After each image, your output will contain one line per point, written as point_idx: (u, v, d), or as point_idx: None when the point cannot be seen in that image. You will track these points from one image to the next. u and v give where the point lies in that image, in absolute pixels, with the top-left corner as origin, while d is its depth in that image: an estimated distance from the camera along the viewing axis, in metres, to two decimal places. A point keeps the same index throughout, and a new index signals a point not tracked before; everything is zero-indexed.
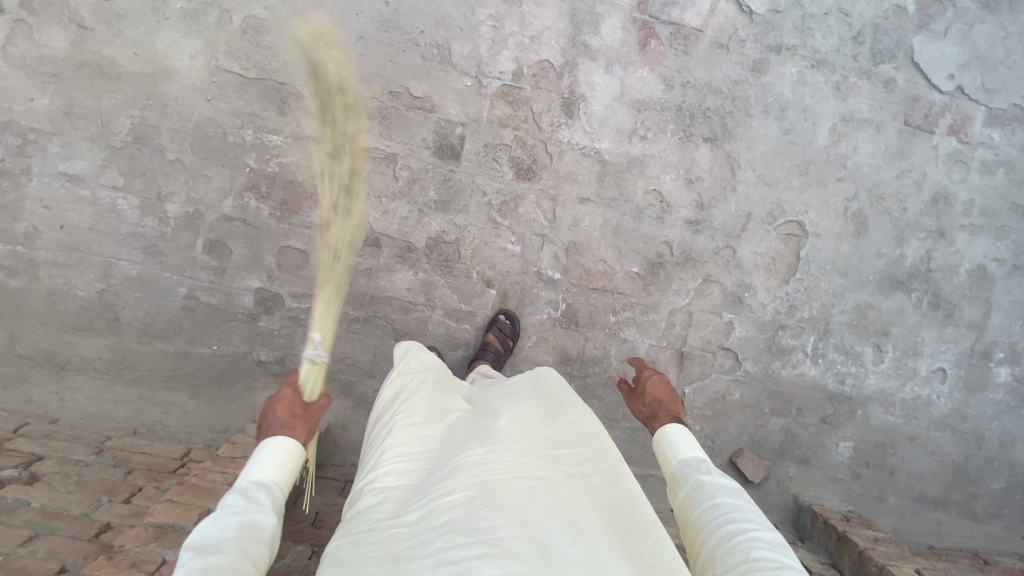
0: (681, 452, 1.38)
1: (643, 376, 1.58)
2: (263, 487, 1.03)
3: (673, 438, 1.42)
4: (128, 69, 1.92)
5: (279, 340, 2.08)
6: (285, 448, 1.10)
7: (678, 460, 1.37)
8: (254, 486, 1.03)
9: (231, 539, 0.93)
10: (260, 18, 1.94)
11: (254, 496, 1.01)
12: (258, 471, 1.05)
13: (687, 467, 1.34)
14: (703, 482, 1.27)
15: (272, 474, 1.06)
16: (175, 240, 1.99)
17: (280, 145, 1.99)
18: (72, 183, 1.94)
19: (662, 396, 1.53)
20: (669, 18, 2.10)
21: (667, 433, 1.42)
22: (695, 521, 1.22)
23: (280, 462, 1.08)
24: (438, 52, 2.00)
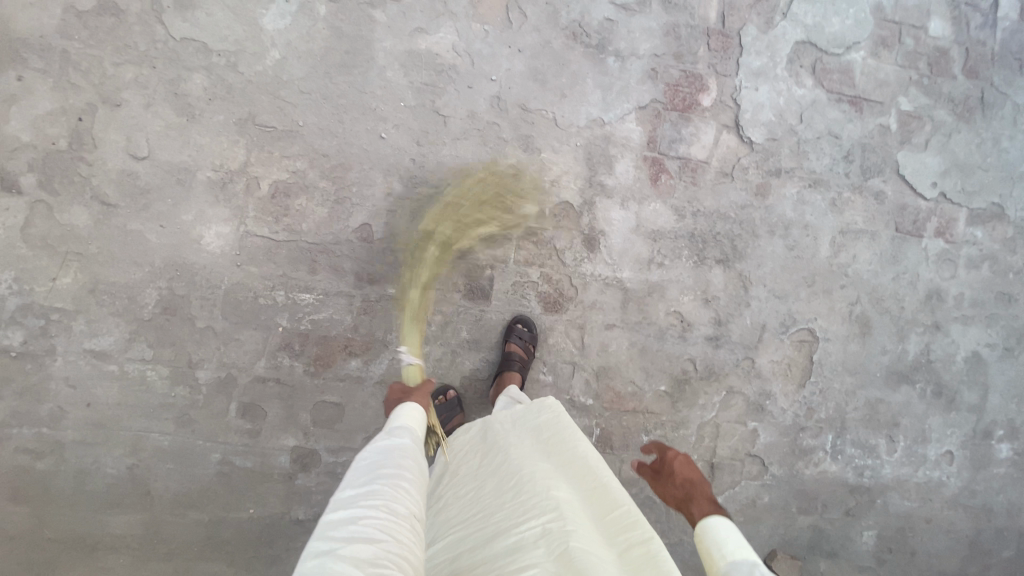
0: (730, 554, 1.18)
1: (667, 456, 1.48)
2: (404, 429, 1.37)
3: (720, 535, 1.22)
4: (155, 241, 1.89)
5: (316, 496, 2.04)
6: (415, 408, 1.47)
7: (727, 562, 1.16)
8: (397, 429, 1.37)
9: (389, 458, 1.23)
10: (288, 182, 1.96)
11: (397, 433, 1.35)
12: (402, 420, 1.40)
13: (738, 572, 1.12)
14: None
15: (409, 423, 1.42)
16: (207, 406, 1.96)
17: (312, 302, 2.00)
18: (98, 360, 1.89)
19: (693, 476, 1.42)
20: (677, 153, 2.23)
21: (710, 524, 1.25)
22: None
23: (413, 417, 1.44)
24: (465, 202, 2.09)
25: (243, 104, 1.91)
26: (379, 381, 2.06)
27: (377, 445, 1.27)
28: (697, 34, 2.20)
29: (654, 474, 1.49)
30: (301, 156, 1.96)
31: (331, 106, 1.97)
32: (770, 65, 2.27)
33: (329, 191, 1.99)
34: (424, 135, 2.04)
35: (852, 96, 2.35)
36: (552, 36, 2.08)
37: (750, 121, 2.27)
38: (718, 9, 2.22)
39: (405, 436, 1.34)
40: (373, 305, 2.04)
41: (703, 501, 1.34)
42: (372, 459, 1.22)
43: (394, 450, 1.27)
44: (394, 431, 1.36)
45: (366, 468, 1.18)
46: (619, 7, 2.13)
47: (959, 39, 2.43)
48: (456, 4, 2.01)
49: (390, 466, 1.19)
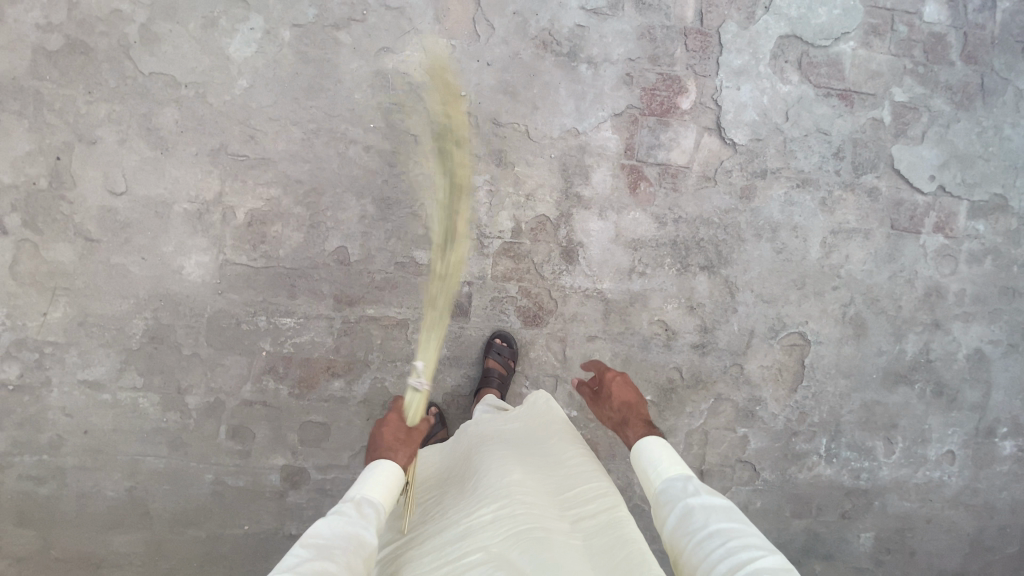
0: (661, 471, 1.28)
1: (607, 380, 1.55)
2: (372, 508, 1.22)
3: (653, 455, 1.31)
4: (138, 273, 1.95)
5: (307, 512, 2.11)
6: (395, 471, 1.29)
7: (659, 480, 1.27)
8: (364, 501, 1.22)
9: (335, 553, 1.09)
10: (263, 209, 1.98)
11: (363, 511, 1.20)
12: (369, 487, 1.24)
13: (672, 488, 1.23)
14: (693, 508, 1.17)
15: (381, 495, 1.25)
16: (198, 429, 2.03)
17: (293, 326, 2.03)
18: (92, 389, 1.97)
19: (630, 397, 1.51)
20: (656, 160, 2.18)
21: (643, 446, 1.33)
22: (671, 535, 1.17)
23: (388, 486, 1.27)
24: (440, 220, 2.08)
25: (215, 135, 1.94)
26: (362, 400, 2.09)
27: (333, 525, 1.15)
28: (673, 35, 2.13)
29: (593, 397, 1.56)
30: (274, 183, 1.98)
31: (301, 131, 1.97)
32: (752, 63, 2.18)
33: (304, 216, 2.01)
34: (395, 155, 2.03)
35: (841, 90, 2.25)
36: (521, 47, 2.04)
37: (733, 122, 2.19)
38: (695, 7, 2.14)
39: (369, 518, 1.19)
40: (353, 326, 2.07)
41: (637, 427, 1.42)
42: (320, 543, 1.10)
43: (348, 536, 1.13)
44: (363, 503, 1.21)
45: (312, 552, 1.07)
46: (589, 12, 2.07)
47: (957, 22, 2.30)
48: (421, 20, 1.98)
49: (338, 560, 1.07)
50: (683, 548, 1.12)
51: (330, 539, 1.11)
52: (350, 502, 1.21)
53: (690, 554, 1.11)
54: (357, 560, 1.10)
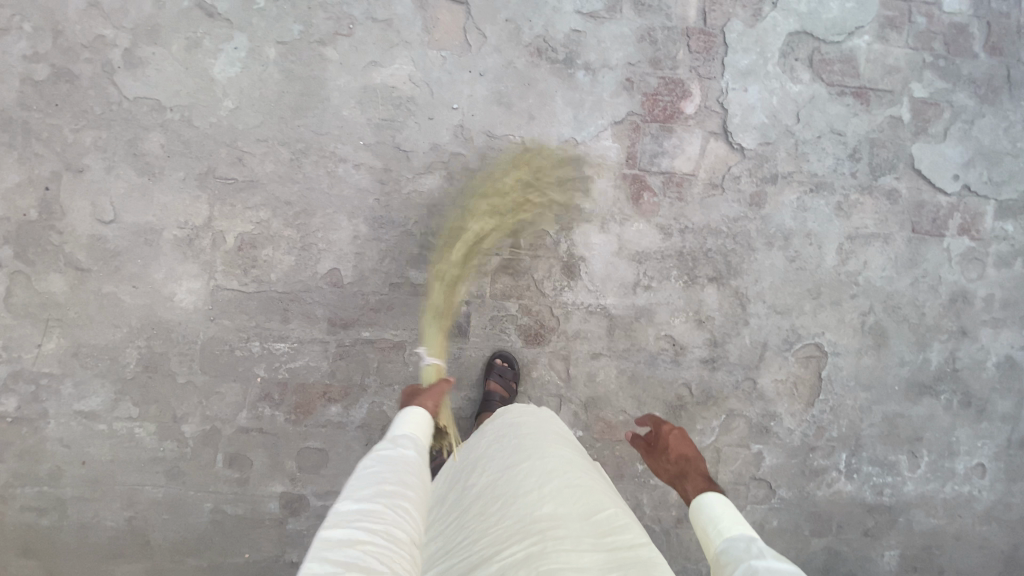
0: (725, 529, 1.12)
1: (662, 430, 1.39)
2: (409, 438, 1.25)
3: (711, 514, 1.16)
4: (129, 301, 1.91)
5: (308, 539, 2.07)
6: (422, 411, 1.33)
7: (722, 537, 1.11)
8: (402, 437, 1.24)
9: (389, 473, 1.13)
10: (253, 233, 1.93)
11: (406, 442, 1.24)
12: (407, 423, 1.28)
13: (735, 547, 1.07)
14: (763, 571, 0.98)
15: (418, 430, 1.30)
16: (195, 458, 1.99)
17: (288, 351, 1.99)
18: (88, 420, 1.95)
19: (689, 453, 1.35)
20: (659, 169, 2.08)
21: (706, 500, 1.19)
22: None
23: (417, 421, 1.31)
24: (435, 238, 2.01)
25: (202, 158, 1.89)
26: (360, 425, 2.04)
27: (380, 460, 1.17)
28: (674, 36, 2.02)
29: (646, 448, 1.41)
30: (263, 206, 1.93)
31: (289, 151, 1.91)
32: (760, 62, 2.06)
33: (295, 239, 1.95)
34: (387, 173, 1.96)
35: (856, 87, 2.13)
36: (514, 56, 1.95)
37: (740, 126, 2.08)
38: (697, 6, 2.03)
39: (410, 446, 1.23)
40: (349, 349, 2.01)
41: (697, 482, 1.26)
42: (373, 475, 1.12)
43: (397, 465, 1.16)
44: (400, 438, 1.25)
45: (366, 484, 1.09)
46: (586, 16, 1.97)
47: (981, 10, 2.15)
48: (410, 32, 1.90)
49: (397, 484, 1.10)
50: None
51: (381, 471, 1.13)
52: (387, 442, 1.23)
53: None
54: (408, 482, 1.14)
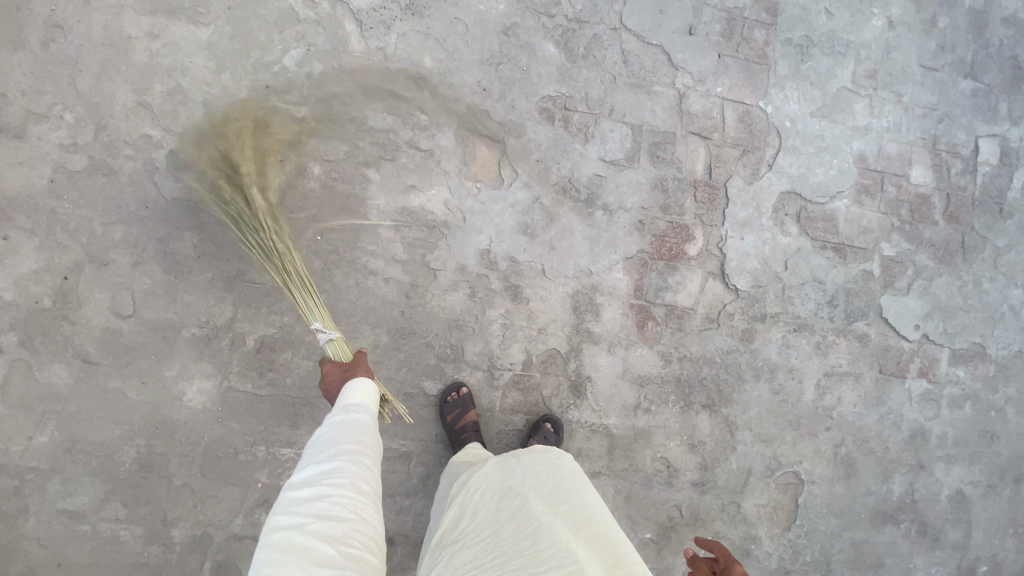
0: None
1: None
2: (358, 406, 1.27)
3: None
4: (135, 398, 1.87)
5: None
6: (374, 387, 1.35)
7: None
8: (352, 406, 1.27)
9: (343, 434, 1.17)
10: (274, 336, 1.95)
11: (352, 409, 1.27)
12: (354, 394, 1.31)
13: None
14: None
15: (363, 398, 1.31)
16: (181, 564, 1.91)
17: (293, 457, 1.97)
18: (72, 519, 1.84)
19: None
20: (663, 301, 2.25)
21: None
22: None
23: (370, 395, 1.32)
24: (452, 351, 2.08)
25: (232, 261, 1.92)
26: None
27: (336, 423, 1.20)
28: (683, 186, 2.25)
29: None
30: (288, 310, 1.96)
31: (321, 261, 1.97)
32: (756, 215, 2.31)
33: (315, 344, 1.98)
34: (413, 287, 2.04)
35: (835, 243, 2.40)
36: (542, 191, 2.12)
37: (736, 269, 2.30)
38: (705, 162, 2.27)
39: (361, 412, 1.26)
40: None
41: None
42: (326, 439, 1.16)
43: (348, 428, 1.19)
44: (350, 406, 1.27)
45: (324, 446, 1.13)
46: (608, 162, 2.18)
47: (941, 184, 2.50)
48: (449, 161, 2.05)
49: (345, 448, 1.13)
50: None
51: (332, 436, 1.16)
52: (340, 411, 1.25)
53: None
54: (365, 437, 1.19)
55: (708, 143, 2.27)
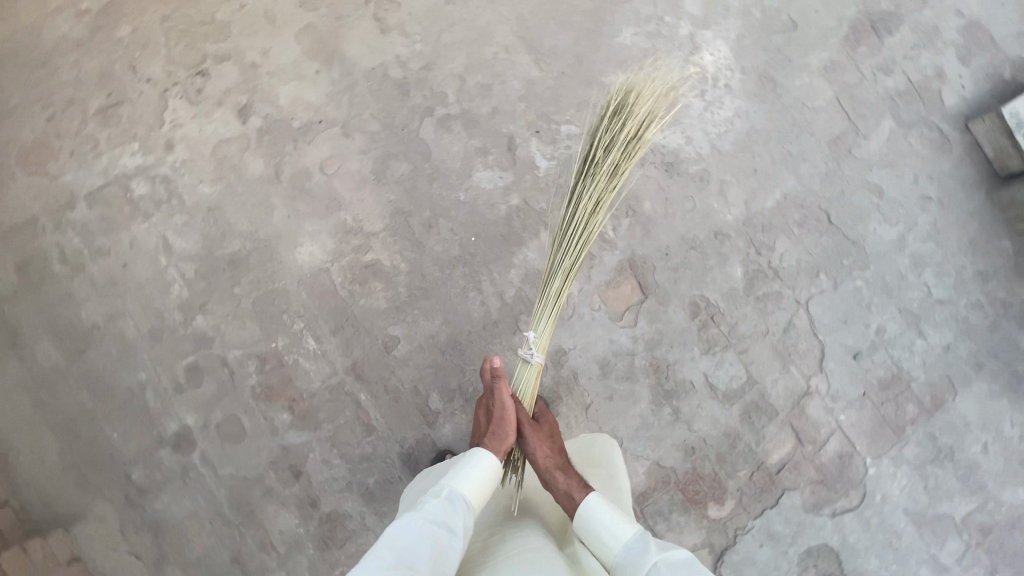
0: (621, 530, 1.38)
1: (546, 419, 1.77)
2: (459, 503, 1.39)
3: (596, 523, 1.41)
4: (277, 221, 2.28)
5: (159, 475, 2.14)
6: (489, 472, 1.49)
7: (618, 543, 1.37)
8: (452, 497, 1.40)
9: (429, 541, 1.28)
10: (384, 268, 2.28)
11: (451, 507, 1.37)
12: (461, 483, 1.43)
13: (633, 551, 1.36)
14: (659, 564, 1.29)
15: (471, 489, 1.44)
16: (177, 340, 2.20)
17: (309, 350, 2.20)
18: (162, 248, 2.25)
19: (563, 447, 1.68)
20: (652, 525, 2.19)
21: (590, 503, 1.42)
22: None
23: (477, 483, 1.45)
24: (472, 393, 2.21)
25: (411, 203, 2.33)
26: (284, 446, 2.14)
27: (434, 516, 1.33)
28: (748, 458, 2.24)
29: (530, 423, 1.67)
30: (409, 262, 2.29)
31: (457, 254, 2.30)
32: (786, 540, 2.20)
33: (399, 297, 2.26)
34: (494, 324, 2.26)
35: None
36: (640, 355, 2.26)
37: (732, 564, 2.18)
38: (781, 457, 2.25)
39: (455, 512, 1.37)
40: (340, 393, 2.18)
41: (575, 479, 1.53)
42: (412, 533, 1.28)
43: (435, 530, 1.30)
44: (454, 495, 1.40)
45: (404, 546, 1.25)
46: (706, 383, 2.26)
47: None
48: (599, 275, 2.29)
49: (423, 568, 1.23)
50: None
51: (416, 535, 1.28)
52: (437, 498, 1.38)
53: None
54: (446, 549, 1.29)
55: (796, 447, 2.26)
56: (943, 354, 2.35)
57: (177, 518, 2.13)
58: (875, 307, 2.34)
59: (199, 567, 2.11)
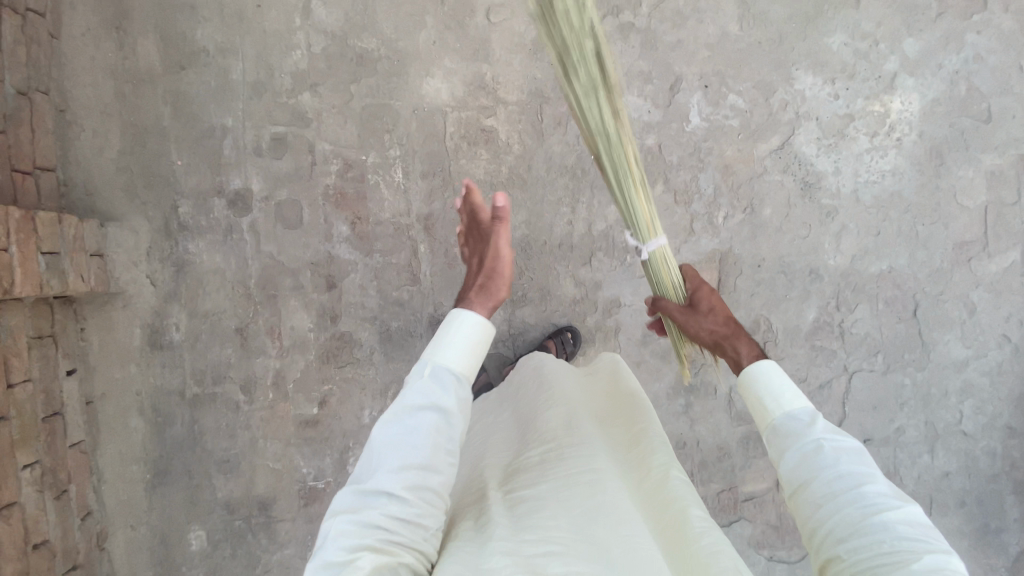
0: (783, 403, 1.24)
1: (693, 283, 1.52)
2: (451, 371, 1.13)
3: (766, 383, 1.28)
4: (419, 39, 2.12)
5: (203, 220, 2.07)
6: (480, 333, 1.17)
7: (780, 411, 1.24)
8: (438, 371, 1.13)
9: (422, 433, 1.07)
10: (498, 140, 2.17)
11: (439, 377, 1.13)
12: (447, 347, 1.15)
13: (792, 424, 1.22)
14: (822, 446, 1.15)
15: (462, 357, 1.15)
16: (276, 104, 2.09)
17: (393, 180, 2.14)
18: (300, 7, 2.08)
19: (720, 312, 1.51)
20: None
21: (762, 370, 1.29)
22: (822, 490, 1.12)
23: (468, 350, 1.16)
24: (518, 297, 2.22)
25: (555, 90, 2.18)
26: (329, 254, 2.11)
27: (418, 400, 1.11)
28: (725, 476, 2.30)
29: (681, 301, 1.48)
30: (525, 146, 2.18)
31: (573, 162, 2.19)
32: None
33: (498, 175, 2.18)
34: (571, 245, 2.21)
35: None
36: None
37: None
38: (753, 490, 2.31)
39: (445, 383, 1.12)
40: (403, 234, 2.14)
41: (747, 346, 1.39)
42: (401, 429, 1.08)
43: (430, 419, 1.09)
44: (440, 369, 1.13)
45: (395, 445, 1.07)
46: (728, 396, 2.28)
47: None
48: (688, 252, 2.24)
49: (423, 459, 1.07)
50: (846, 522, 1.06)
51: (409, 430, 1.08)
52: (422, 377, 1.12)
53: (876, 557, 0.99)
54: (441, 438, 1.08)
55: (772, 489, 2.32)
56: (938, 478, 2.37)
57: (202, 268, 2.07)
58: (907, 408, 2.34)
59: (203, 322, 2.08)
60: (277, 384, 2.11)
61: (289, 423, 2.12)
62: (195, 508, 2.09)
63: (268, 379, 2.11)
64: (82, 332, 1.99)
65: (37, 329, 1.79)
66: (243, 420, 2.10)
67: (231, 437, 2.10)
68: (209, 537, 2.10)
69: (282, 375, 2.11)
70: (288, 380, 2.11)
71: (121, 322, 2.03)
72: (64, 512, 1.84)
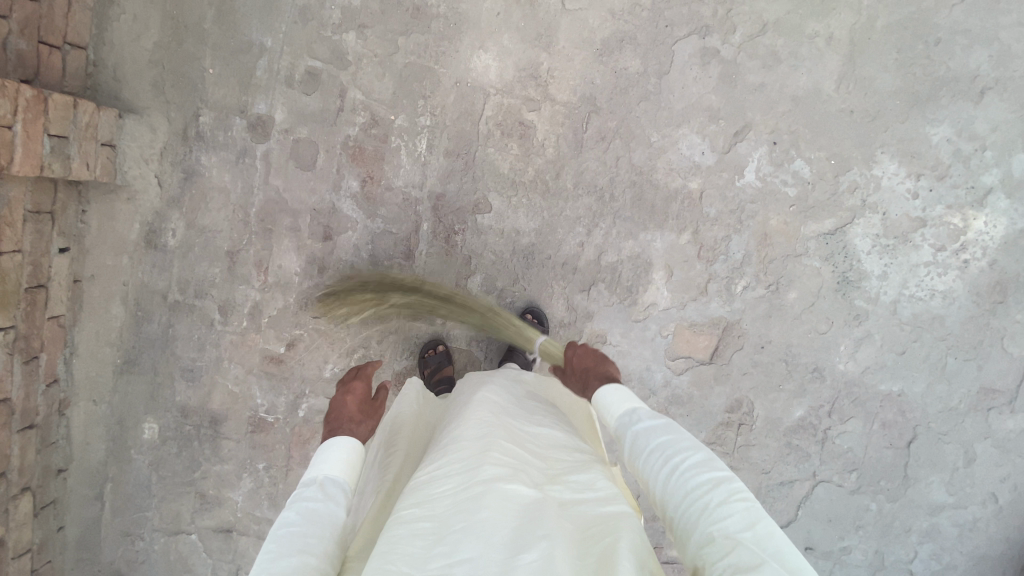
0: (612, 410, 1.25)
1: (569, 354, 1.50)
2: (335, 484, 1.15)
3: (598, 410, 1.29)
4: (483, 7, 1.95)
5: (219, 135, 2.02)
6: (359, 454, 1.22)
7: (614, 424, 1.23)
8: (329, 483, 1.14)
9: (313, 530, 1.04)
10: (534, 139, 2.03)
11: (327, 490, 1.13)
12: (329, 464, 1.17)
13: (627, 420, 1.20)
14: (643, 440, 1.14)
15: (342, 470, 1.18)
16: (318, 37, 1.97)
17: (415, 149, 2.03)
18: None
19: (590, 362, 1.43)
20: None
21: (602, 394, 1.29)
22: (663, 486, 1.07)
23: (354, 467, 1.20)
24: (506, 303, 2.12)
25: (609, 103, 2.00)
26: (332, 205, 2.06)
27: (302, 508, 1.08)
28: (654, 532, 2.29)
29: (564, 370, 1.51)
30: (559, 153, 2.03)
31: (604, 185, 2.04)
32: None
33: (523, 175, 2.05)
34: (574, 268, 2.09)
35: None
36: (656, 398, 2.17)
37: None
38: (676, 555, 2.31)
39: (334, 486, 1.14)
40: (410, 207, 2.07)
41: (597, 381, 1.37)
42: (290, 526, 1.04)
43: (316, 516, 1.07)
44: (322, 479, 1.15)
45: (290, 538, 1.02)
46: None
47: None
48: (693, 311, 2.11)
49: (316, 548, 1.01)
50: (682, 507, 1.00)
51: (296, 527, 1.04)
52: (312, 485, 1.13)
53: (711, 518, 0.95)
54: (330, 537, 1.05)
55: None
56: None
57: (206, 182, 2.05)
58: (862, 531, 2.24)
59: (197, 235, 2.08)
60: (252, 313, 2.14)
61: (255, 354, 2.17)
62: (153, 402, 2.19)
63: (245, 307, 2.13)
64: (83, 214, 2.03)
65: (35, 204, 1.84)
66: (213, 337, 2.16)
67: (199, 349, 2.16)
68: (160, 431, 2.22)
69: (259, 307, 2.14)
70: (263, 313, 2.14)
71: (121, 212, 2.05)
72: (30, 376, 1.94)
